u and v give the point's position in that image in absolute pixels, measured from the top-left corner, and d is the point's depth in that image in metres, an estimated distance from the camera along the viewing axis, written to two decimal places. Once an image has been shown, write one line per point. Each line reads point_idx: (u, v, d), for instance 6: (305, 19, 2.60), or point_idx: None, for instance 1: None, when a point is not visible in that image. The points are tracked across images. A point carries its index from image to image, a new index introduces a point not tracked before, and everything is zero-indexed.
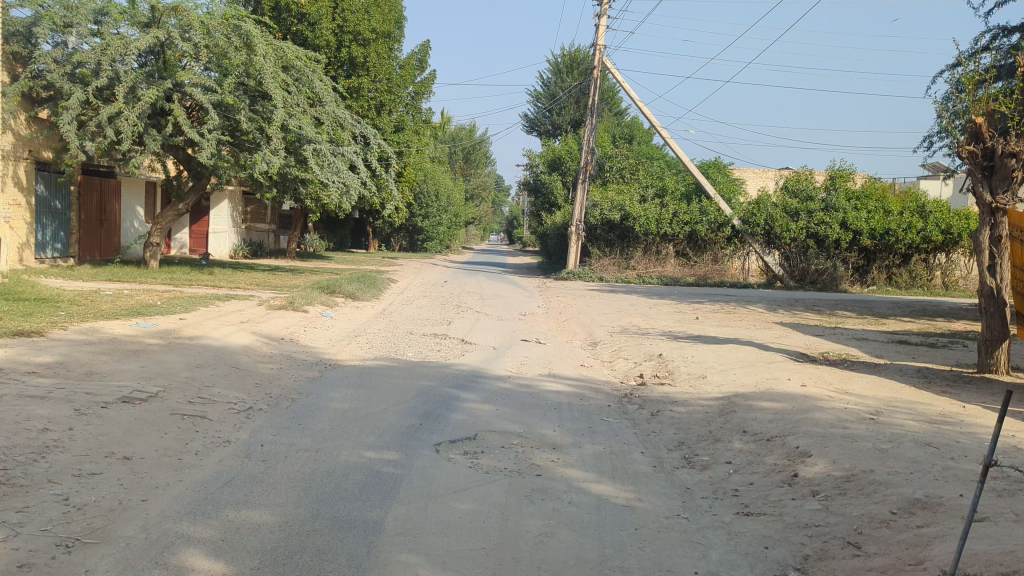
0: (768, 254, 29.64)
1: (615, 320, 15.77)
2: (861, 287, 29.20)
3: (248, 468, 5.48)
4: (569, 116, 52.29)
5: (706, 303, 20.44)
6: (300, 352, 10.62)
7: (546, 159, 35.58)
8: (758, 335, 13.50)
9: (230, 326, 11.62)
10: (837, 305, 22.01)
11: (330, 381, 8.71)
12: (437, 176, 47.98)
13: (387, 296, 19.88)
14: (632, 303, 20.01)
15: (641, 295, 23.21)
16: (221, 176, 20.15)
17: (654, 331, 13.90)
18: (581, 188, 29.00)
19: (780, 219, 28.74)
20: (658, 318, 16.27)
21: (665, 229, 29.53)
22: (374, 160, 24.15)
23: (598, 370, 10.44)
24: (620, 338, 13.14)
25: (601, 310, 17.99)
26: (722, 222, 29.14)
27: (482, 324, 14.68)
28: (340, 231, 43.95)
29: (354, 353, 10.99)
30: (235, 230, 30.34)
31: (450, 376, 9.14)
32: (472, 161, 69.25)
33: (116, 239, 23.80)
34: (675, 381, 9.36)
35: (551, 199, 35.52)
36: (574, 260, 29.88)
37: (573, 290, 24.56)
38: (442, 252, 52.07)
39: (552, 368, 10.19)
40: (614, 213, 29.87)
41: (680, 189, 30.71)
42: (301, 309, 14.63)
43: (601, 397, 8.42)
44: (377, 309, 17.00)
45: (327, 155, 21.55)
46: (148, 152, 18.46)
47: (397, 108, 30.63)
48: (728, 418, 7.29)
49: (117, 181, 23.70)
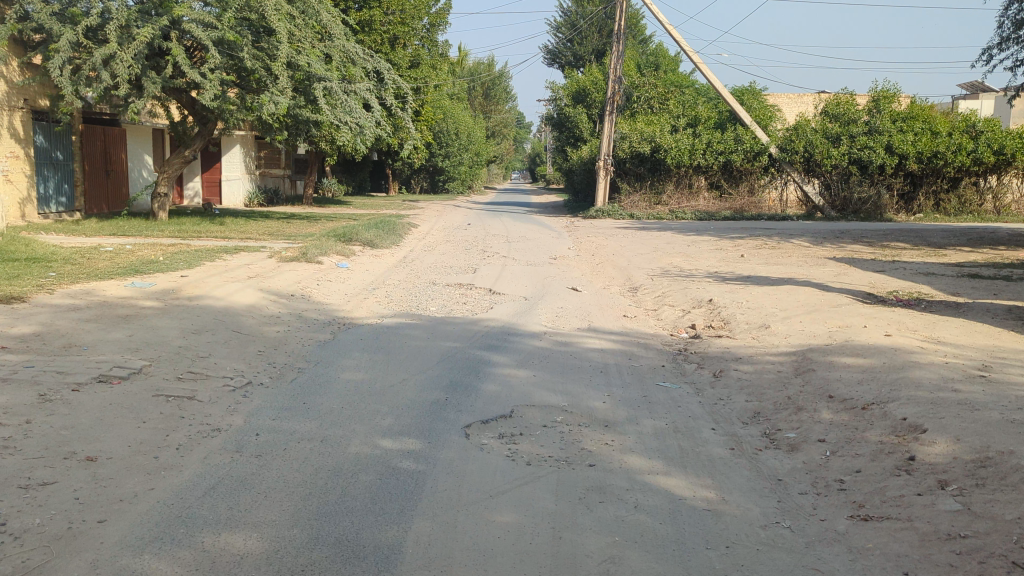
0: (807, 183, 28.13)
1: (653, 261, 14.59)
2: (906, 215, 27.62)
3: (237, 469, 4.48)
4: (591, 46, 50.26)
5: (747, 239, 19.15)
6: (312, 311, 9.61)
7: (569, 91, 34.05)
8: (814, 274, 12.26)
9: (235, 283, 10.64)
10: (886, 235, 20.59)
11: (344, 345, 7.73)
12: (457, 113, 46.46)
13: (408, 242, 18.77)
14: (668, 241, 18.79)
15: (675, 231, 21.94)
16: (227, 119, 19.05)
17: (699, 272, 12.72)
18: (609, 120, 27.52)
19: (820, 144, 27.15)
20: (699, 258, 15.05)
21: (698, 160, 28.05)
22: (390, 98, 22.83)
23: (643, 321, 9.35)
24: (662, 282, 12.01)
25: (636, 250, 16.81)
26: (758, 150, 27.65)
27: (511, 271, 13.61)
28: (358, 174, 42.83)
29: (371, 309, 9.97)
30: (249, 177, 29.35)
31: (479, 335, 8.10)
32: (493, 96, 67.43)
33: (123, 190, 22.91)
34: (733, 332, 8.24)
35: (576, 134, 34.03)
36: (602, 196, 28.56)
37: (603, 228, 23.32)
38: (465, 193, 50.83)
39: (592, 321, 9.12)
40: (644, 144, 28.40)
41: (713, 117, 29.12)
42: (315, 260, 13.61)
43: (651, 356, 7.33)
44: (398, 257, 15.94)
45: (339, 94, 20.29)
46: (148, 96, 17.38)
47: (411, 42, 29.13)
48: (808, 380, 6.17)
49: (121, 129, 22.68)
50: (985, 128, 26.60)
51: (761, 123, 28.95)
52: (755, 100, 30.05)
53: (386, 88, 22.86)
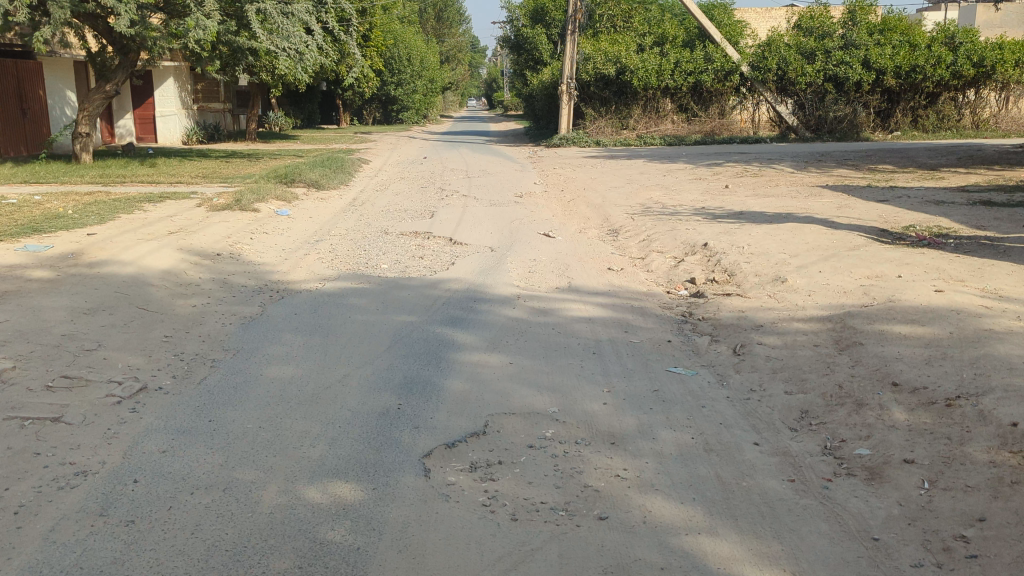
0: (780, 103, 26.63)
1: (630, 196, 13.15)
2: (883, 134, 26.34)
3: (90, 555, 3.07)
4: None
5: (726, 166, 17.75)
6: (239, 275, 8.04)
7: (527, 11, 31.87)
8: (812, 207, 10.94)
9: (150, 242, 8.96)
10: (869, 157, 19.35)
11: (272, 326, 6.25)
12: (408, 36, 43.84)
13: (359, 181, 17.09)
14: (642, 171, 17.32)
15: (646, 159, 20.47)
16: (150, 48, 16.88)
17: (684, 209, 11.33)
18: (571, 40, 25.63)
19: (795, 61, 25.52)
20: (679, 190, 13.64)
21: (667, 82, 26.34)
22: (332, 21, 20.69)
23: (632, 273, 7.99)
24: (646, 223, 10.60)
25: (609, 183, 15.34)
26: (730, 69, 26.03)
27: (473, 213, 12.11)
28: (306, 105, 40.48)
29: (311, 269, 8.45)
30: (185, 112, 27.06)
31: (439, 305, 6.68)
32: (444, 18, 64.33)
33: (43, 128, 20.65)
34: (743, 289, 6.91)
35: (536, 56, 32.02)
36: (567, 123, 26.93)
37: (570, 158, 21.75)
38: (420, 123, 48.53)
39: (572, 277, 7.74)
40: (609, 66, 26.57)
41: (682, 35, 27.32)
42: (251, 208, 11.92)
43: (651, 325, 5.99)
44: (347, 200, 14.29)
45: (275, 16, 18.19)
46: (55, 24, 15.17)
47: None
48: (858, 359, 4.88)
49: (37, 61, 20.32)
50: (964, 40, 25.24)
51: (731, 39, 27.17)
52: (725, 15, 28.26)
53: (328, 9, 20.72)
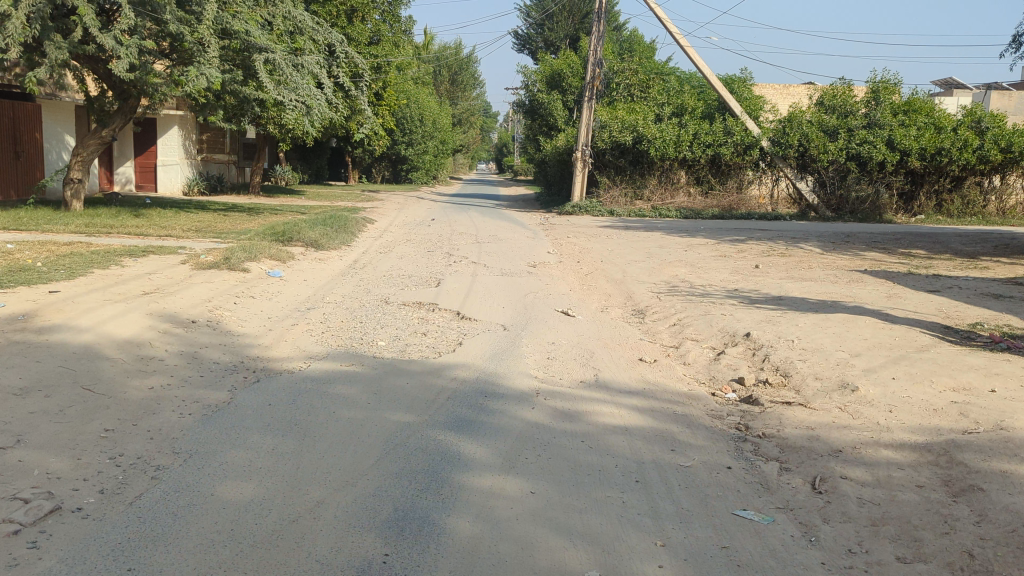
0: (800, 179, 25.81)
1: (653, 271, 12.16)
2: (906, 217, 25.48)
3: None
4: (563, 32, 48.04)
5: (750, 243, 16.80)
6: (213, 347, 6.98)
7: (543, 76, 31.52)
8: (859, 294, 9.90)
9: (118, 303, 7.91)
10: (899, 240, 18.39)
11: (239, 419, 5.15)
12: (421, 97, 43.64)
13: (362, 242, 16.16)
14: (662, 244, 16.38)
15: (663, 232, 19.57)
16: (150, 94, 16.18)
17: (715, 290, 10.31)
18: (587, 106, 25.06)
19: (817, 138, 24.82)
20: (706, 268, 12.65)
21: (685, 153, 25.59)
22: (344, 75, 20.06)
23: (667, 366, 6.92)
24: (675, 304, 9.55)
25: (627, 255, 14.38)
26: (750, 143, 25.30)
27: (483, 284, 11.11)
28: (315, 160, 40.09)
29: (298, 344, 7.37)
30: (188, 162, 26.39)
31: (443, 400, 5.58)
32: (459, 81, 64.66)
33: (37, 171, 19.82)
34: (806, 398, 5.80)
35: (550, 122, 31.48)
36: (579, 190, 26.17)
37: (584, 227, 20.86)
38: (429, 184, 48.02)
39: (600, 368, 6.67)
40: (625, 134, 25.91)
41: (701, 107, 26.74)
42: (240, 267, 10.92)
43: (703, 443, 4.88)
44: (347, 263, 13.32)
45: (284, 68, 17.50)
46: (50, 64, 14.47)
47: (371, 17, 26.50)
48: (984, 513, 3.73)
49: (36, 103, 19.65)
50: (991, 124, 24.49)
51: (751, 113, 26.54)
52: (745, 89, 27.75)
53: (341, 63, 20.11)
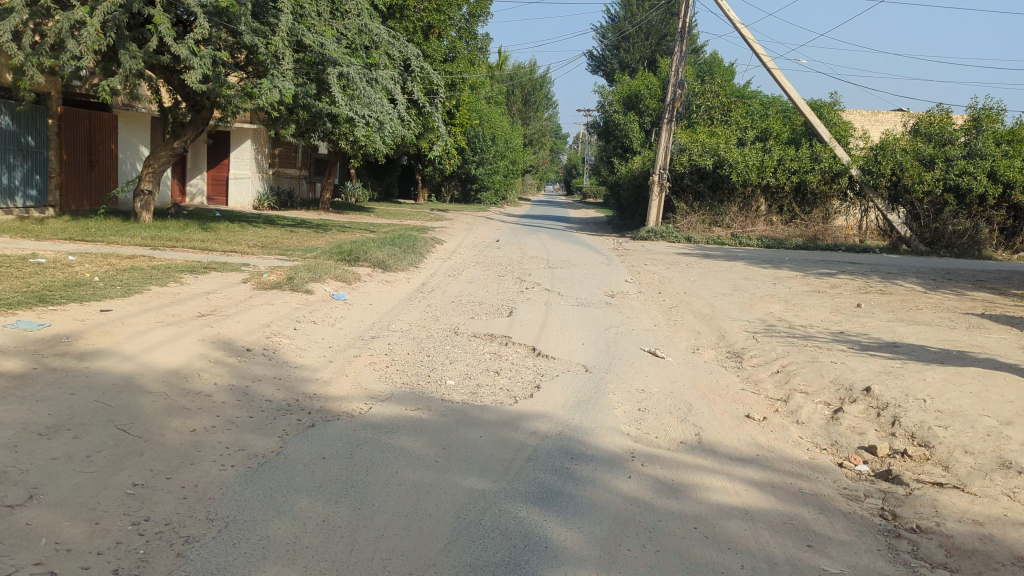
0: (890, 212, 24.40)
1: (744, 307, 11.20)
2: (1007, 254, 23.78)
3: None
4: (639, 54, 47.25)
5: (843, 277, 15.64)
6: (267, 381, 6.32)
7: (619, 97, 30.74)
8: (986, 343, 8.76)
9: (171, 326, 7.34)
10: (1007, 279, 16.94)
11: (286, 477, 4.41)
12: (493, 116, 43.32)
13: (430, 264, 15.54)
14: (748, 275, 15.35)
15: (746, 262, 18.52)
16: (224, 107, 15.94)
17: (818, 333, 9.31)
18: (666, 128, 24.18)
19: (912, 167, 23.40)
20: (801, 304, 11.62)
21: (768, 179, 24.45)
22: (418, 90, 19.60)
23: (779, 425, 5.98)
24: (775, 347, 8.58)
25: (712, 288, 13.43)
26: (838, 171, 24.01)
27: (558, 314, 10.30)
28: (386, 177, 40.17)
29: (360, 379, 6.65)
30: (259, 176, 26.36)
31: (523, 462, 4.76)
32: (532, 102, 64.40)
33: (110, 182, 19.81)
34: (960, 480, 4.80)
35: (625, 144, 30.65)
36: (655, 216, 25.24)
37: (661, 254, 19.91)
38: (498, 204, 47.57)
39: (702, 425, 5.78)
40: (705, 158, 24.89)
41: (787, 131, 25.56)
42: (303, 288, 10.35)
43: (845, 538, 3.95)
44: (414, 286, 12.68)
45: (357, 82, 17.08)
46: (125, 74, 14.29)
47: (447, 34, 26.19)
48: None
49: (113, 114, 19.71)
50: None
51: (840, 139, 25.14)
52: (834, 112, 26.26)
53: (415, 78, 19.65)
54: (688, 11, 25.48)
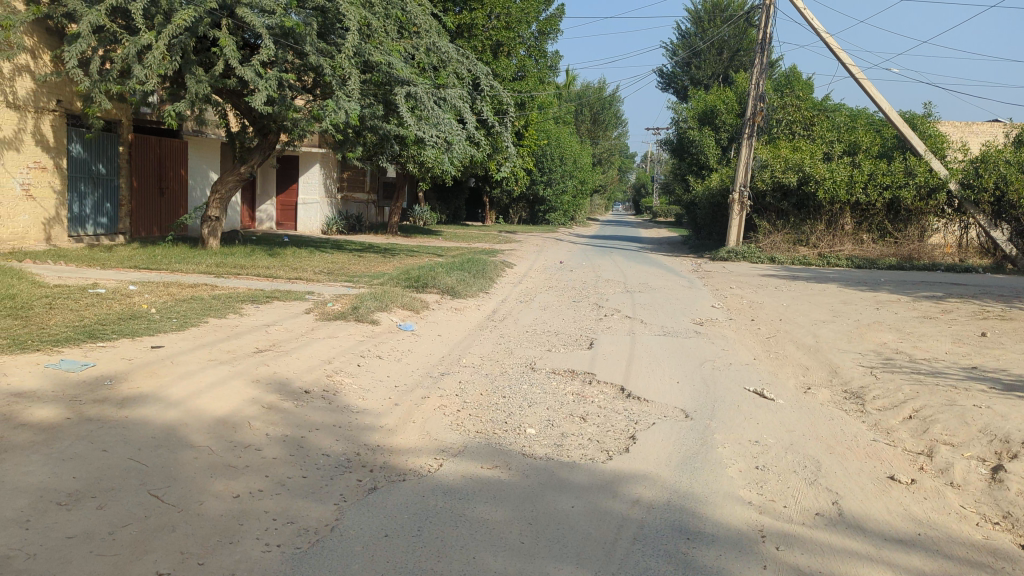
0: (993, 228, 22.70)
1: (852, 337, 10.06)
2: None
3: None
4: (711, 70, 46.05)
5: (954, 301, 14.28)
6: (325, 431, 5.57)
7: (694, 113, 29.68)
8: None
9: (224, 365, 6.68)
10: None
11: (340, 563, 3.61)
12: (562, 136, 42.65)
13: (502, 289, 14.77)
14: (846, 300, 14.15)
15: (839, 284, 17.25)
16: (291, 130, 15.58)
17: (946, 368, 8.14)
18: (746, 144, 23.03)
19: (1017, 180, 21.71)
20: (916, 333, 10.41)
21: (858, 195, 23.06)
22: (489, 109, 18.97)
23: (933, 489, 4.92)
24: (900, 387, 7.47)
25: (810, 314, 12.30)
26: (935, 186, 22.49)
27: (644, 347, 9.37)
28: (454, 200, 39.83)
29: (429, 428, 5.84)
30: (327, 201, 26.18)
31: (629, 544, 3.86)
32: (601, 121, 63.59)
33: (180, 208, 19.69)
34: None
35: (701, 161, 29.54)
36: (736, 236, 24.06)
37: (745, 276, 18.77)
38: (568, 225, 46.72)
39: (839, 492, 4.78)
40: (789, 174, 23.63)
41: (877, 144, 24.22)
42: (368, 318, 9.66)
43: None
44: (486, 314, 11.92)
45: (426, 102, 16.53)
46: (191, 98, 14.01)
47: (517, 51, 25.64)
48: None
49: (182, 140, 19.61)
50: None
51: (936, 151, 23.73)
52: (929, 125, 24.87)
53: (485, 96, 19.05)
54: (769, 21, 24.32)
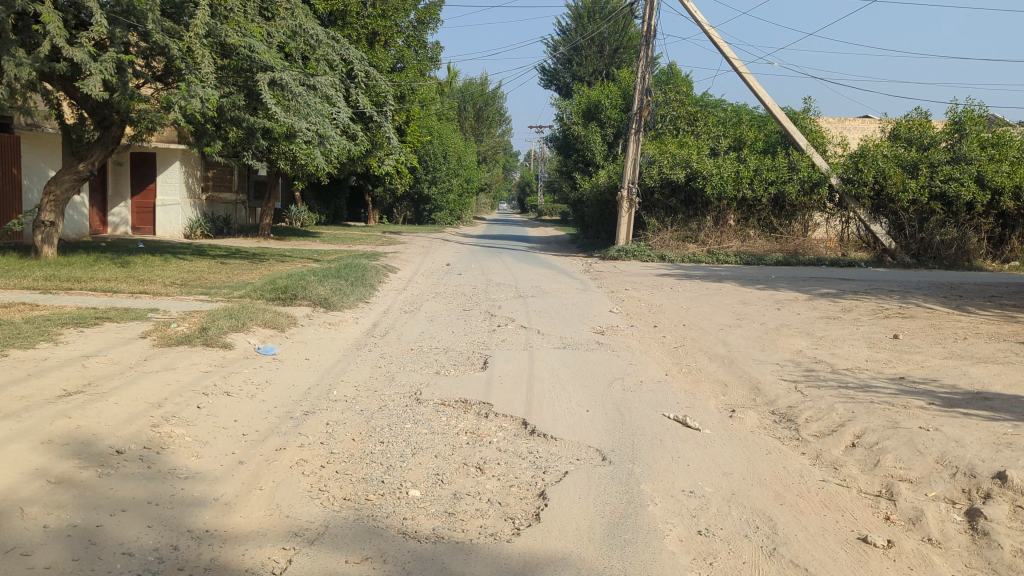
0: (873, 222, 22.96)
1: (764, 345, 9.26)
2: (995, 263, 22.64)
3: None
4: (592, 67, 45.82)
5: (852, 299, 13.97)
6: (133, 512, 4.14)
7: (579, 108, 29.04)
8: None
9: (7, 419, 5.07)
10: (1019, 292, 15.56)
11: None
12: (444, 132, 41.40)
13: (383, 298, 13.41)
14: (746, 301, 13.56)
15: (734, 283, 16.74)
16: (136, 121, 13.70)
17: (873, 380, 7.38)
18: (633, 139, 22.43)
19: (895, 174, 22.02)
20: (828, 337, 9.75)
21: (744, 191, 22.87)
22: (365, 100, 17.52)
23: (915, 552, 3.96)
24: (833, 405, 6.62)
25: (714, 318, 11.56)
26: (817, 180, 22.57)
27: (543, 365, 8.25)
28: (333, 200, 37.87)
29: (279, 498, 4.48)
30: (190, 202, 23.99)
31: None
32: (484, 118, 62.65)
33: (10, 212, 17.24)
34: None
35: (587, 157, 28.91)
36: (626, 234, 23.44)
37: (639, 276, 18.07)
38: (454, 224, 45.41)
39: (809, 567, 3.75)
40: (677, 170, 23.21)
41: (760, 139, 24.22)
42: (220, 342, 8.12)
43: None
44: (364, 329, 10.53)
45: (294, 90, 14.95)
46: (9, 83, 11.96)
47: (394, 41, 24.19)
48: None
49: (12, 135, 17.19)
50: None
51: (816, 146, 23.90)
52: (809, 120, 25.03)
53: (361, 85, 17.60)
54: (653, 13, 23.82)
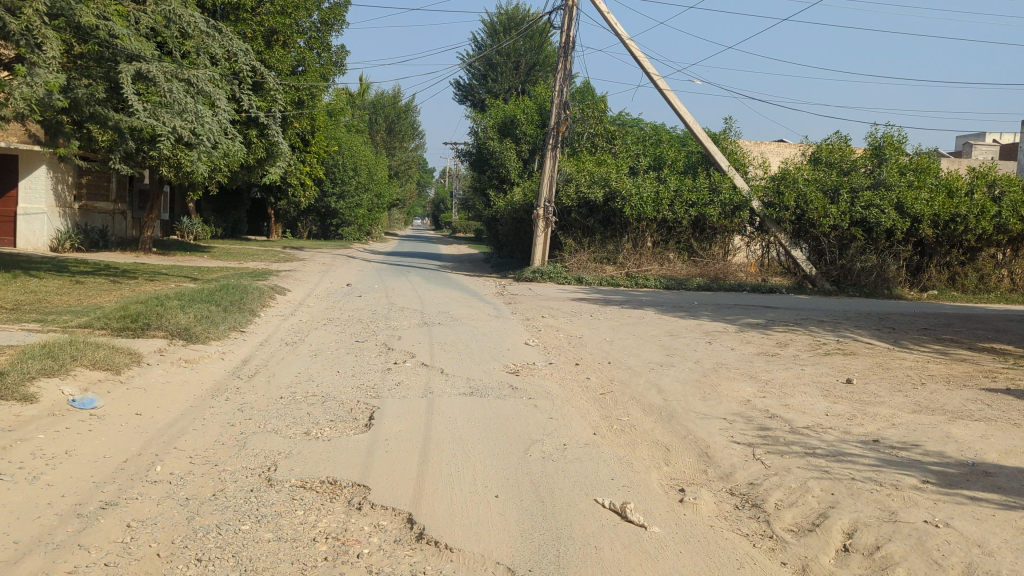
0: (794, 247, 22.31)
1: (705, 392, 7.89)
2: (913, 291, 22.23)
3: None
4: (507, 84, 44.60)
5: (785, 332, 12.86)
6: None
7: (495, 122, 27.67)
8: None
9: None
10: (952, 324, 14.80)
11: None
12: (353, 144, 39.41)
13: (262, 325, 11.55)
14: (674, 332, 12.26)
15: (658, 310, 15.46)
16: None
17: (845, 445, 6.04)
18: (550, 155, 21.15)
19: (816, 199, 21.40)
20: (774, 381, 8.47)
21: (664, 212, 21.85)
22: (254, 100, 15.61)
23: None
24: (806, 481, 5.23)
25: (644, 354, 10.17)
26: (739, 204, 21.73)
27: (444, 420, 6.63)
28: (231, 213, 35.36)
29: None
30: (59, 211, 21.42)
31: None
32: (397, 132, 60.69)
33: None
34: None
35: (501, 173, 27.55)
36: (541, 254, 22.08)
37: (557, 300, 16.66)
38: (363, 240, 43.28)
39: None
40: (595, 188, 21.96)
41: (681, 158, 23.42)
42: (18, 393, 6.17)
43: None
44: (229, 368, 8.68)
45: (166, 85, 12.94)
46: None
47: (295, 43, 22.34)
48: None
49: None
50: (1007, 187, 21.66)
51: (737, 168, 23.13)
52: (729, 142, 24.34)
53: (250, 84, 15.67)
54: (571, 24, 22.67)
